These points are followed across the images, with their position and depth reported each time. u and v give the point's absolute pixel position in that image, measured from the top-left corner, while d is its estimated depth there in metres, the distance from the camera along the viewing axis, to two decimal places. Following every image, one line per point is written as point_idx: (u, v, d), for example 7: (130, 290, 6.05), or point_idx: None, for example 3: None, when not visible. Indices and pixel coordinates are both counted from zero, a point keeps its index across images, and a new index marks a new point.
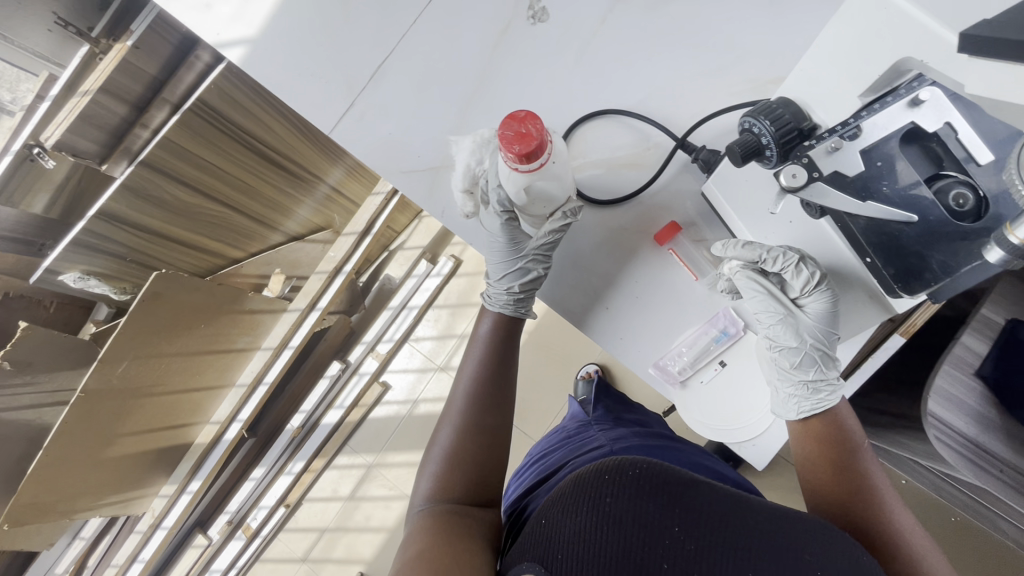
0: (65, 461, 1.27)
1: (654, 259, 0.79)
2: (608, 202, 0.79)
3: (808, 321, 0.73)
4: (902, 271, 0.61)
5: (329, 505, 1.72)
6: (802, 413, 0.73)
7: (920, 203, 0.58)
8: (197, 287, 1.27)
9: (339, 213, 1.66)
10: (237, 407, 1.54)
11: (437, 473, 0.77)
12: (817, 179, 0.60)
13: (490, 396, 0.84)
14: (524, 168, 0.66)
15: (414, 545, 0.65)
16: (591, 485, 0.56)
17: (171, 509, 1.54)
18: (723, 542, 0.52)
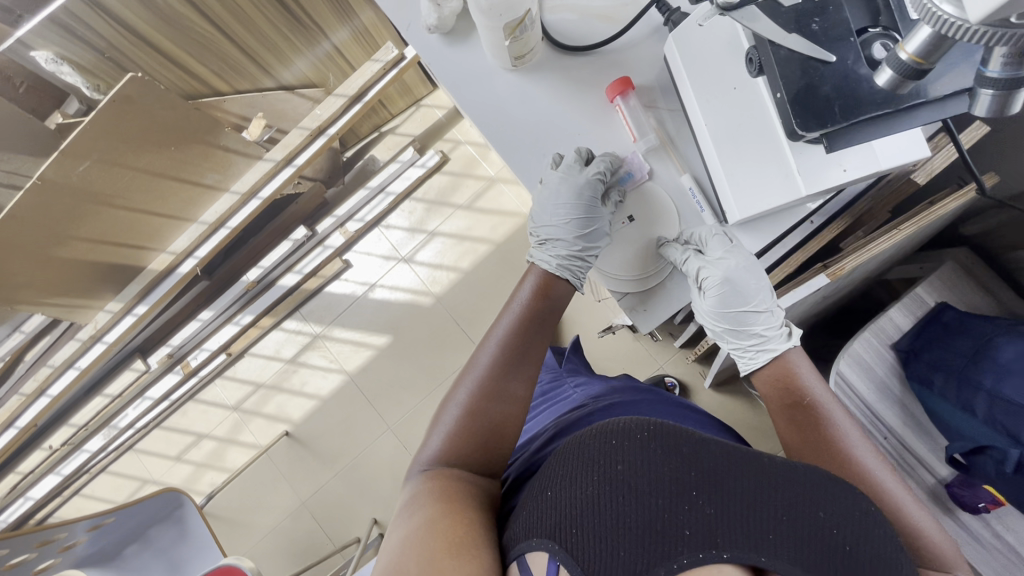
0: (12, 246, 1.27)
1: (599, 115, 0.75)
2: (568, 47, 0.73)
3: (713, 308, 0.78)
4: (806, 107, 0.57)
5: (269, 363, 1.77)
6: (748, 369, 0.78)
7: (844, 47, 0.56)
8: (173, 104, 1.24)
9: (335, 73, 1.60)
10: (195, 244, 1.55)
11: (452, 430, 0.67)
12: (752, 0, 0.56)
13: (520, 361, 0.73)
14: None
15: (424, 514, 0.55)
16: (597, 443, 0.55)
17: (114, 326, 1.57)
18: (749, 515, 0.50)
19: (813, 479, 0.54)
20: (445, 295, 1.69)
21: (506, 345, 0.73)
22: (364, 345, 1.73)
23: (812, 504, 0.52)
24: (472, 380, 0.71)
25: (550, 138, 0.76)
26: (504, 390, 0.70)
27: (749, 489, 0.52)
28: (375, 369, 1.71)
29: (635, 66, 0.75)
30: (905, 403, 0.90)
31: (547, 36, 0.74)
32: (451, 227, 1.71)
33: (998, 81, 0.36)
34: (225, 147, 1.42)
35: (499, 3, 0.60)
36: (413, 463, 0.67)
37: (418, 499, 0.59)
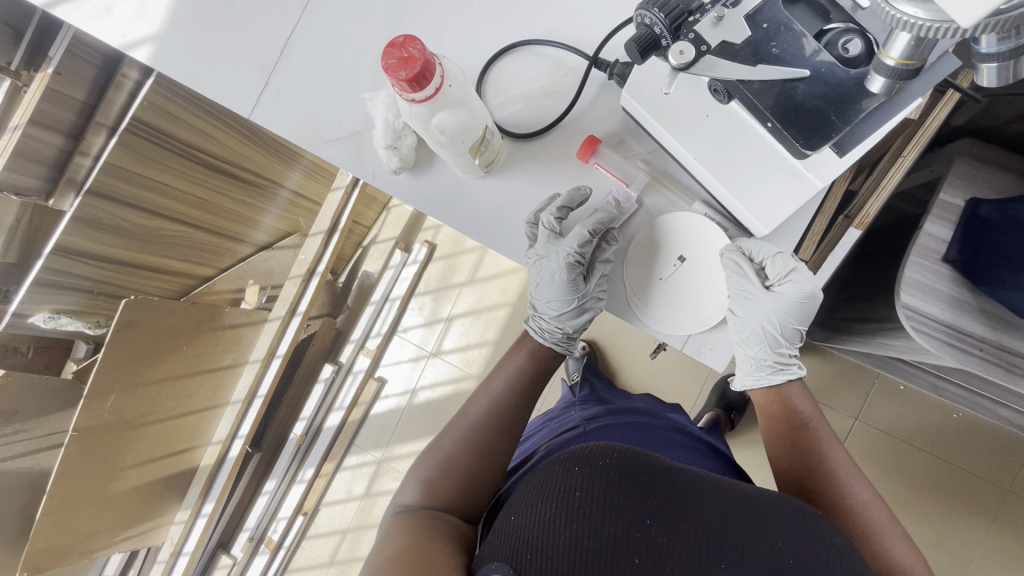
0: (72, 502, 1.27)
1: (580, 180, 0.75)
2: (530, 136, 0.73)
3: (770, 305, 0.75)
4: (801, 125, 0.60)
5: (346, 506, 1.73)
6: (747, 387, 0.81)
7: (811, 57, 0.57)
8: (171, 309, 1.27)
9: (304, 215, 1.63)
10: (236, 424, 1.53)
11: (430, 474, 0.75)
12: (706, 53, 0.57)
13: (509, 420, 0.78)
14: (419, 98, 0.56)
15: (399, 539, 0.65)
16: (562, 475, 0.58)
17: (189, 534, 1.55)
18: (701, 538, 0.54)
19: (780, 511, 0.57)
20: (485, 372, 1.67)
21: (496, 402, 0.78)
22: None
23: (770, 534, 0.55)
24: (461, 429, 0.77)
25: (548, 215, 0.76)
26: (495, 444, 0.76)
27: (705, 517, 0.55)
28: None
29: (590, 119, 0.74)
30: (984, 307, 0.86)
31: (505, 133, 0.74)
32: (464, 306, 1.70)
33: (1000, 53, 0.38)
34: (230, 325, 1.44)
35: (456, 132, 0.61)
36: (397, 496, 0.77)
37: (392, 529, 0.68)
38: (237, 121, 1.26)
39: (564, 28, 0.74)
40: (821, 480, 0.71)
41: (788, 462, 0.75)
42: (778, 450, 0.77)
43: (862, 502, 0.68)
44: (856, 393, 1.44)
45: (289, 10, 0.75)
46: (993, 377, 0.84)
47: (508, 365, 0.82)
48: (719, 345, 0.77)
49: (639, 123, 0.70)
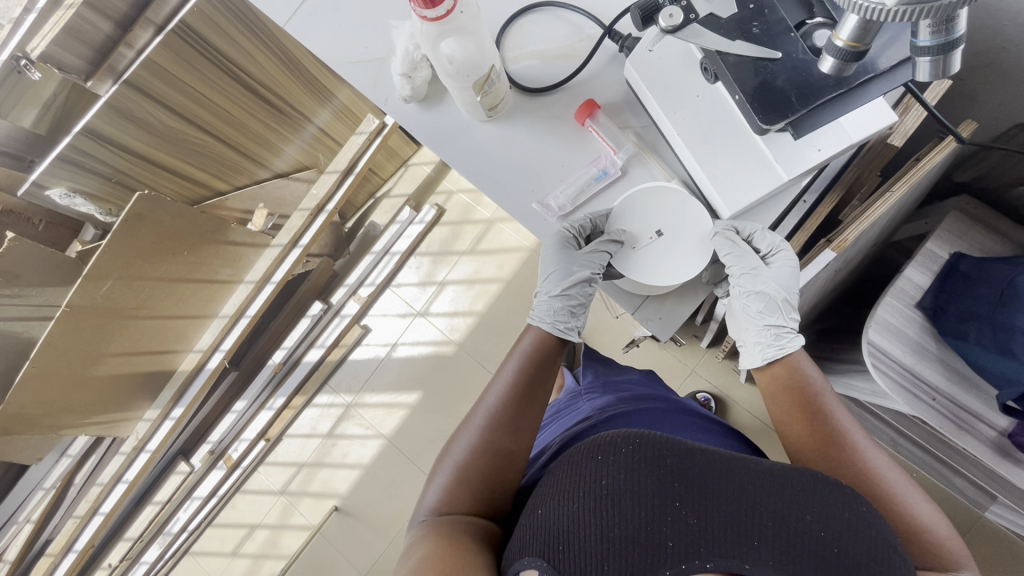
0: (52, 375, 1.32)
1: (576, 142, 0.77)
2: (534, 91, 0.77)
3: (772, 274, 0.75)
4: (766, 103, 0.62)
5: (308, 442, 1.78)
6: (767, 360, 0.76)
7: (788, 42, 0.62)
8: (181, 212, 1.31)
9: (324, 153, 1.67)
10: (220, 337, 1.59)
11: (447, 482, 0.71)
12: (693, 21, 0.63)
13: (519, 414, 0.74)
14: (431, 16, 0.59)
15: (423, 551, 0.62)
16: (586, 465, 0.60)
17: (155, 433, 1.60)
18: (733, 523, 0.55)
19: (807, 486, 0.58)
20: (466, 341, 1.71)
21: (505, 398, 0.75)
22: (395, 405, 1.74)
23: (801, 511, 0.56)
24: (471, 433, 0.73)
25: (547, 175, 0.78)
26: (504, 447, 0.72)
27: (736, 503, 0.56)
28: (410, 428, 1.71)
29: (599, 92, 0.77)
30: (945, 360, 0.88)
31: (514, 84, 0.77)
32: (460, 274, 1.74)
33: (931, 49, 0.45)
34: (233, 241, 1.49)
35: (463, 64, 0.65)
36: (416, 508, 0.73)
37: (416, 543, 0.65)
38: (278, 46, 1.30)
39: (596, 3, 0.77)
40: (847, 459, 0.68)
41: (805, 440, 0.71)
42: (793, 427, 0.72)
43: (890, 479, 0.66)
44: None
45: None
46: (940, 428, 0.85)
47: (511, 359, 0.78)
48: (669, 315, 0.77)
49: (640, 97, 0.74)
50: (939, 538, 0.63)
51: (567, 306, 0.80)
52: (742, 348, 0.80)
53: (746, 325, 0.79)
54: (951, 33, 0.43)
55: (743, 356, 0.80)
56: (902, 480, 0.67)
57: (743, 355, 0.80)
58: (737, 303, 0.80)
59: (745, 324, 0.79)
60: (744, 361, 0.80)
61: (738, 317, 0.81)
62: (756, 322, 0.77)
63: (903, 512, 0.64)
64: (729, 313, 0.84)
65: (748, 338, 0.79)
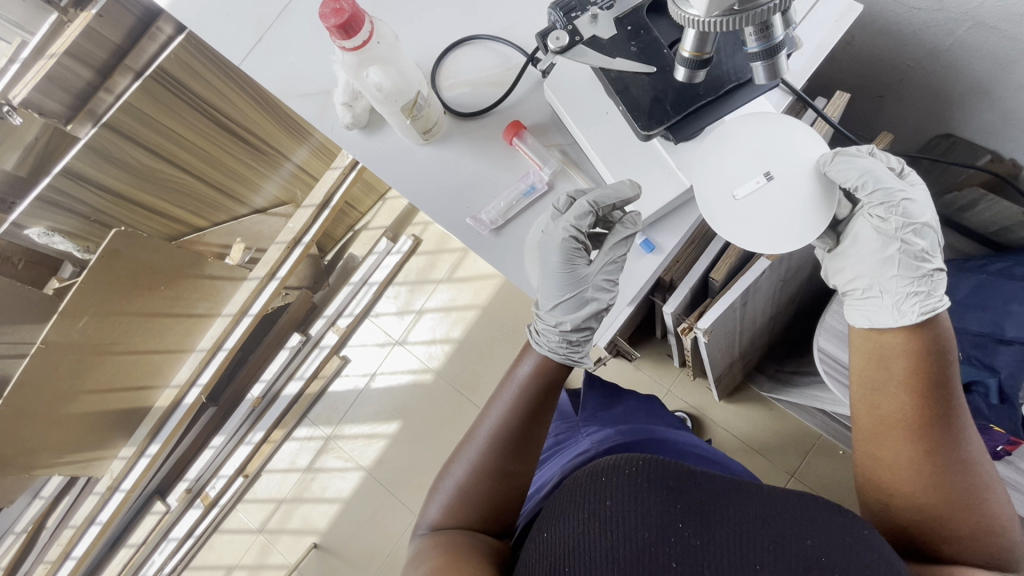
0: (25, 413, 1.33)
1: (508, 161, 0.81)
2: (468, 115, 0.81)
3: (920, 202, 0.74)
4: (644, 109, 0.72)
5: (287, 476, 1.76)
6: (928, 311, 0.69)
7: (660, 58, 0.72)
8: (157, 247, 1.35)
9: (302, 188, 1.72)
10: (197, 372, 1.60)
11: (449, 500, 0.73)
12: (578, 42, 0.72)
13: (521, 440, 0.73)
14: (350, 45, 0.65)
15: (424, 564, 0.65)
16: (592, 485, 0.63)
17: (129, 471, 1.59)
18: (728, 540, 0.57)
19: (807, 510, 0.59)
20: (445, 368, 1.72)
21: (504, 425, 0.74)
22: (375, 436, 1.72)
23: (800, 533, 0.57)
24: (473, 454, 0.74)
25: (478, 194, 0.81)
26: (506, 470, 0.72)
27: (730, 523, 0.58)
28: (390, 459, 1.70)
29: (530, 114, 0.82)
30: None
31: (448, 110, 0.82)
32: (437, 301, 1.76)
33: (759, 51, 0.51)
34: (210, 275, 1.52)
35: (390, 91, 0.71)
36: (419, 521, 0.76)
37: (418, 557, 0.67)
38: (253, 88, 1.36)
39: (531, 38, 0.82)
40: (944, 433, 0.67)
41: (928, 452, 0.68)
42: (897, 398, 0.69)
43: (970, 457, 0.67)
44: (795, 452, 1.43)
45: None
46: None
47: (511, 382, 0.76)
48: (598, 320, 0.79)
49: (563, 120, 0.80)
50: (996, 519, 0.66)
51: (567, 335, 0.76)
52: (880, 303, 0.74)
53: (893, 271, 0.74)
54: (771, 39, 0.50)
55: (876, 316, 0.74)
56: (978, 458, 0.68)
57: (876, 315, 0.74)
58: (877, 245, 0.76)
59: (890, 271, 0.75)
60: (880, 321, 0.74)
61: (876, 262, 0.77)
62: (903, 264, 0.75)
63: (974, 491, 0.65)
64: (852, 266, 0.79)
65: (896, 289, 0.74)
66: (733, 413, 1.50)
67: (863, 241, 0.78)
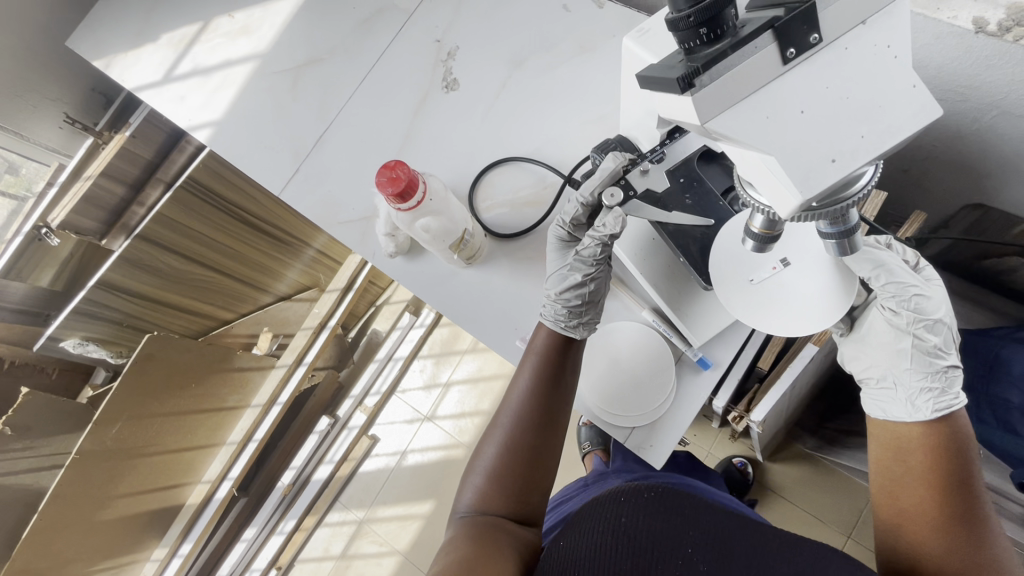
0: (59, 527, 1.30)
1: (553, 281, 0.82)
2: (510, 237, 0.83)
3: (934, 296, 0.72)
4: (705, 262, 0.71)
5: (321, 565, 1.71)
6: (941, 410, 0.67)
7: (716, 208, 0.71)
8: (189, 347, 1.36)
9: (325, 272, 1.76)
10: (228, 466, 1.58)
11: (481, 482, 0.69)
12: (633, 197, 0.71)
13: (548, 412, 0.71)
14: (405, 208, 0.69)
15: (457, 552, 0.60)
16: (609, 501, 0.58)
17: (162, 574, 1.55)
18: (749, 558, 0.53)
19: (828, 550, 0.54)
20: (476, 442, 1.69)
21: (529, 397, 0.71)
22: (410, 517, 1.68)
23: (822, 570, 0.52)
24: (502, 431, 0.71)
25: (526, 312, 0.82)
26: (534, 447, 0.70)
27: (752, 545, 0.54)
28: (426, 541, 1.65)
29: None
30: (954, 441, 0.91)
31: (488, 230, 0.83)
32: (463, 373, 1.76)
33: (834, 234, 0.47)
34: (239, 367, 1.53)
35: (438, 232, 0.74)
36: (454, 510, 0.71)
37: (449, 544, 0.63)
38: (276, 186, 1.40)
39: (557, 152, 0.85)
40: (967, 534, 0.61)
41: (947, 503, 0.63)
42: (912, 487, 0.64)
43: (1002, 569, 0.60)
44: (850, 513, 1.37)
45: (326, 112, 0.91)
46: None
47: (530, 352, 0.75)
48: (661, 440, 0.78)
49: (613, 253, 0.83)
50: None
51: (569, 305, 0.74)
52: (894, 395, 0.71)
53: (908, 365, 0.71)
54: (848, 223, 0.46)
55: (891, 408, 0.71)
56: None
57: (890, 406, 0.72)
58: (891, 336, 0.73)
59: (903, 364, 0.72)
60: (895, 415, 0.71)
61: (890, 353, 0.73)
62: (919, 356, 0.71)
63: None
64: (868, 355, 0.75)
65: (910, 382, 0.71)
66: (778, 474, 1.45)
67: (877, 330, 0.75)
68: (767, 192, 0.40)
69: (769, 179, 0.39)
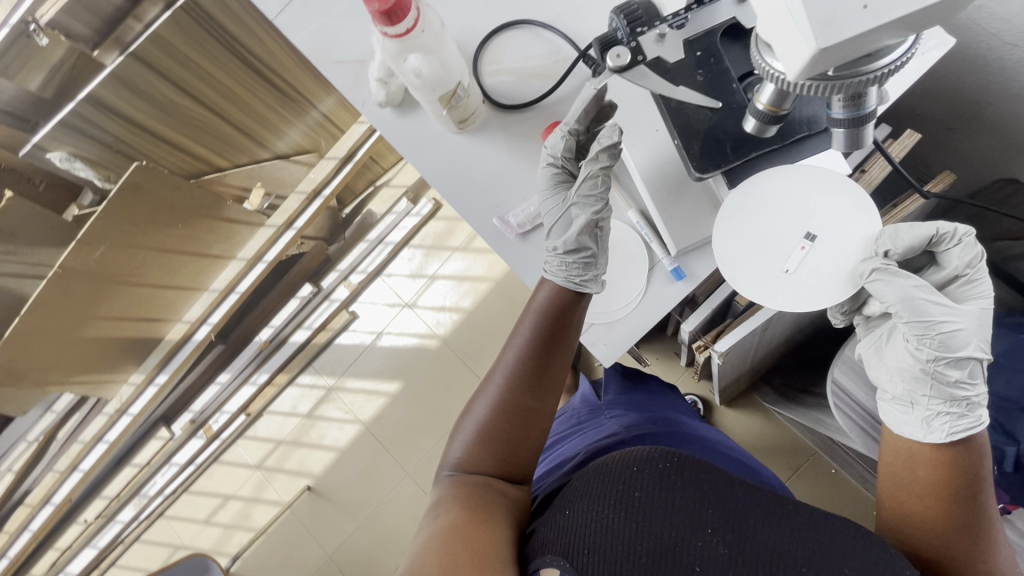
0: (41, 333, 1.35)
1: (541, 160, 0.80)
2: (509, 107, 0.80)
3: (969, 322, 0.71)
4: (704, 153, 0.72)
5: (287, 419, 1.81)
6: (955, 435, 0.67)
7: (728, 94, 0.71)
8: (178, 186, 1.33)
9: (326, 138, 1.68)
10: (209, 311, 1.62)
11: (470, 438, 0.72)
12: (641, 62, 0.71)
13: (540, 378, 0.72)
14: (392, 33, 0.63)
15: (449, 510, 0.65)
16: (625, 476, 0.64)
17: (138, 397, 1.64)
18: (755, 548, 0.59)
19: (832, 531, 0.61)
20: (451, 336, 1.73)
21: (524, 361, 0.72)
22: (376, 393, 1.76)
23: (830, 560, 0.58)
24: (493, 391, 0.72)
25: (508, 193, 0.81)
26: (522, 408, 0.71)
27: (757, 531, 0.60)
28: (388, 416, 1.74)
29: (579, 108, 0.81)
30: None
31: (488, 96, 0.80)
32: (451, 270, 1.76)
33: (846, 112, 0.51)
34: (229, 218, 1.51)
35: (430, 78, 0.70)
36: (442, 463, 0.75)
37: (441, 500, 0.67)
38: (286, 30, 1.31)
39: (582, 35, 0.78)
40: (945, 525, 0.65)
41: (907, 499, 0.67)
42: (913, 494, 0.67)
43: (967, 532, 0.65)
44: (788, 465, 1.44)
45: None
46: None
47: (530, 311, 0.74)
48: (614, 339, 0.81)
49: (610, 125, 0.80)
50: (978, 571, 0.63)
51: (581, 257, 0.74)
52: (909, 416, 0.72)
53: (925, 393, 0.72)
54: (858, 103, 0.50)
55: (904, 423, 0.72)
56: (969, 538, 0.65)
57: (903, 422, 0.72)
58: (912, 362, 0.73)
59: (922, 390, 0.72)
60: (909, 432, 0.71)
61: (902, 381, 0.74)
62: (941, 387, 0.71)
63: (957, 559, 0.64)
64: (889, 376, 0.76)
65: (922, 409, 0.71)
66: (732, 420, 1.50)
67: (900, 354, 0.75)
68: (784, 50, 0.41)
69: (788, 26, 0.39)
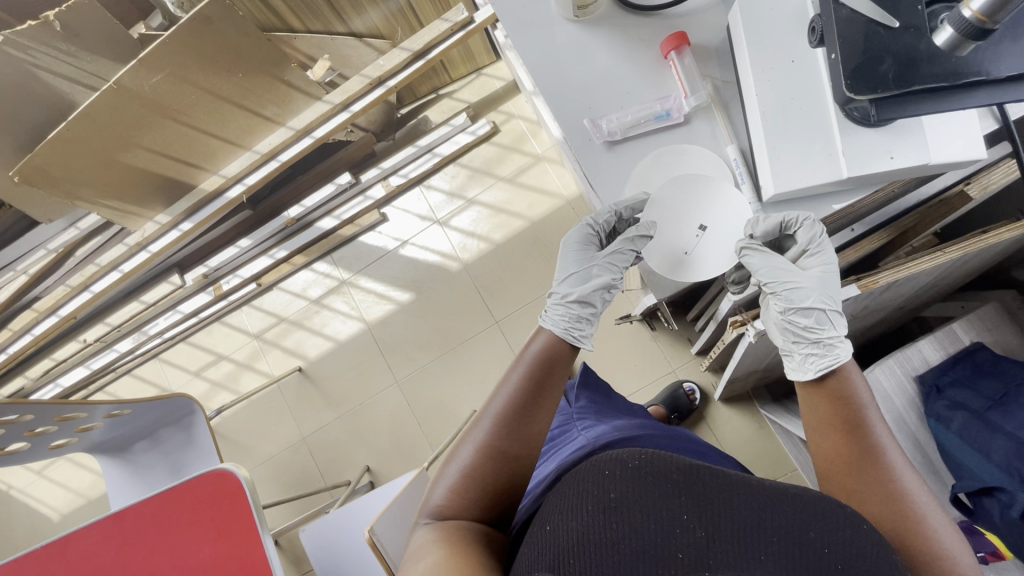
0: (81, 144, 1.34)
1: (651, 72, 0.80)
2: (634, 7, 0.80)
3: (810, 279, 0.72)
4: (860, 71, 0.57)
5: (295, 300, 1.84)
6: (822, 371, 0.65)
7: (913, 14, 0.57)
8: (248, 32, 1.29)
9: (403, 27, 1.60)
10: (246, 171, 1.61)
11: (455, 486, 0.63)
12: None
13: (529, 418, 0.66)
14: None
15: (432, 559, 0.56)
16: (595, 477, 0.54)
17: (160, 237, 1.64)
18: (738, 538, 0.48)
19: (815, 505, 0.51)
20: (472, 263, 1.72)
21: (515, 403, 0.66)
22: (386, 298, 1.77)
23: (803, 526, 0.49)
24: (480, 432, 0.65)
25: (607, 98, 0.80)
26: (507, 452, 0.64)
27: (729, 507, 0.50)
28: (392, 323, 1.75)
29: (696, 31, 0.81)
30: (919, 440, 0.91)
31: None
32: (490, 197, 1.73)
33: None
34: (288, 82, 1.47)
35: None
36: (419, 509, 0.65)
37: (422, 552, 0.58)
38: None
39: None
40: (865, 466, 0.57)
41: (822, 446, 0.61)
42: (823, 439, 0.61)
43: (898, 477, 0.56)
44: (768, 475, 1.43)
45: None
46: None
47: (520, 361, 0.70)
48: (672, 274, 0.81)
49: (733, 44, 0.75)
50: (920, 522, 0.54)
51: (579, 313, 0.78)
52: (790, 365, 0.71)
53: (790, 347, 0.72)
54: None
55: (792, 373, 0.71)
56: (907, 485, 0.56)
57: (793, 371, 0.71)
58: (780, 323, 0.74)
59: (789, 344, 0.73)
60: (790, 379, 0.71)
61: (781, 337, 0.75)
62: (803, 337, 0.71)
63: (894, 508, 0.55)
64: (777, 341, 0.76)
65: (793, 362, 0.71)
66: (725, 416, 1.50)
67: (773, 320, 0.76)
68: None
69: None
